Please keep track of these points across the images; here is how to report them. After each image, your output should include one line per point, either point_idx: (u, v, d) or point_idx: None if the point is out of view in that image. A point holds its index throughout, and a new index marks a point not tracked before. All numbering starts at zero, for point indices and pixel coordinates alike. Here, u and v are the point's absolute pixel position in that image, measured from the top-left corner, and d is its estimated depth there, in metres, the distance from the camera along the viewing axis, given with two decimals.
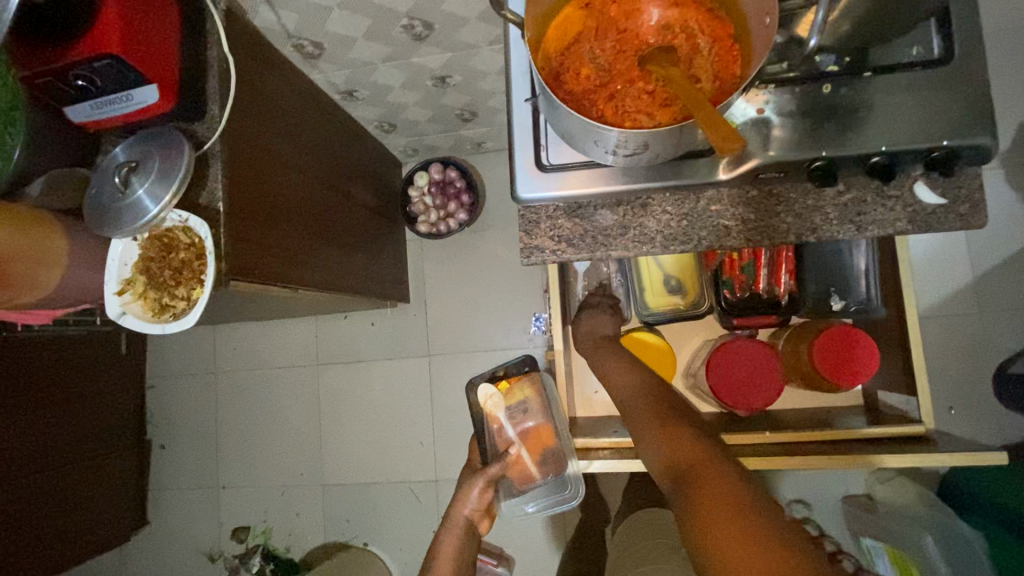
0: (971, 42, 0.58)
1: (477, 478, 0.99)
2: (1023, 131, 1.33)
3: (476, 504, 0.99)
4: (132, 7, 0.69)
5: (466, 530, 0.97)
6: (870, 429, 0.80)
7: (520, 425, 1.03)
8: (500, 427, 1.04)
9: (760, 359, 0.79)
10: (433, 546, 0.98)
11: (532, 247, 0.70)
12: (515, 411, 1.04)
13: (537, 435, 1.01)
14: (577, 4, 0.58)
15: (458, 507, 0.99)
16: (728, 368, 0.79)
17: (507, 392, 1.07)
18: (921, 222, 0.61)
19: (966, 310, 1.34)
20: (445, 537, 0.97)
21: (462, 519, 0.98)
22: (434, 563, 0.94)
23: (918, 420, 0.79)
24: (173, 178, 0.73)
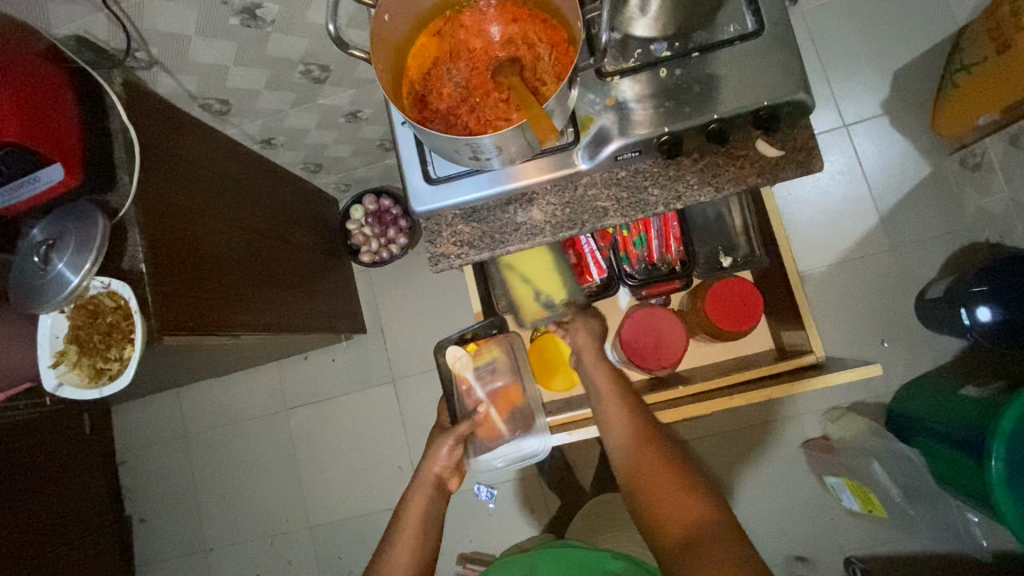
0: (777, 12, 0.66)
1: (445, 436, 0.93)
2: (898, 79, 1.45)
3: (447, 459, 0.93)
4: (26, 96, 0.73)
5: (434, 490, 0.92)
6: (768, 366, 0.91)
7: (488, 386, 1.00)
8: (468, 388, 0.99)
9: (660, 320, 0.91)
10: (399, 509, 0.91)
11: (439, 254, 0.75)
12: (483, 372, 1.00)
13: (505, 394, 0.99)
14: (429, 33, 0.64)
15: (426, 466, 0.93)
16: (632, 342, 0.92)
17: (474, 353, 1.01)
18: (768, 175, 0.69)
19: (879, 248, 1.44)
20: (414, 495, 0.91)
21: (432, 478, 0.92)
22: (401, 527, 0.87)
23: (810, 350, 0.89)
24: (92, 247, 0.77)
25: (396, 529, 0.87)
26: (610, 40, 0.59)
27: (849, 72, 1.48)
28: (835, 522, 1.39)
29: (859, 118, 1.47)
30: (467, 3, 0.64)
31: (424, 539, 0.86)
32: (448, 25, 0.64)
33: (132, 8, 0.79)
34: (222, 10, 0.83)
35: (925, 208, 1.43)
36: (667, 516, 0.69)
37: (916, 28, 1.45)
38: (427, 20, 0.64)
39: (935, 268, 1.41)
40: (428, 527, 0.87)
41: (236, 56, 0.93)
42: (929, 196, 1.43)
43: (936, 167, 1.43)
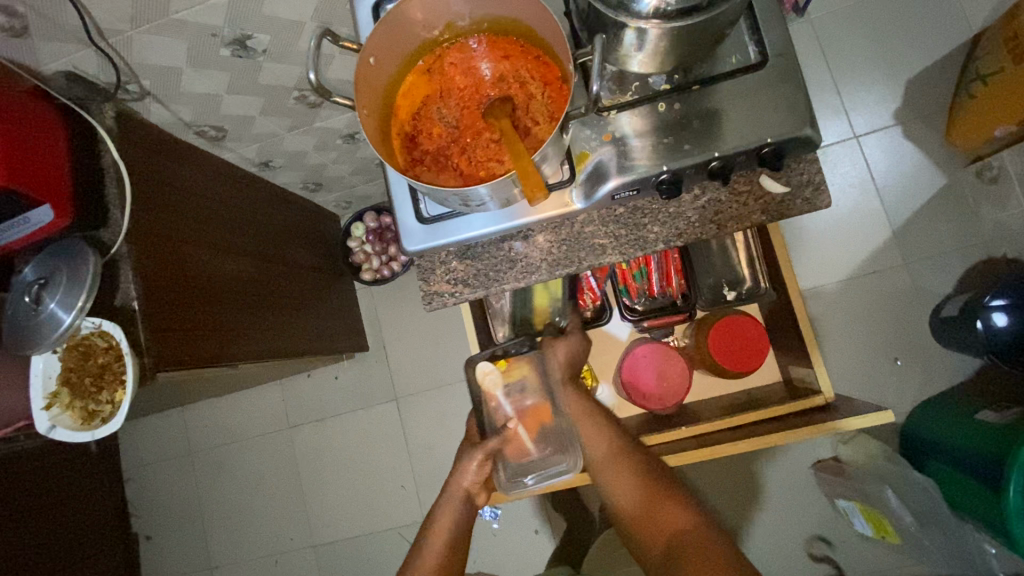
0: (783, 41, 0.63)
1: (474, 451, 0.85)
2: (910, 88, 1.41)
3: (476, 476, 0.85)
4: (16, 137, 0.72)
5: (463, 505, 0.86)
6: (773, 408, 0.88)
7: (519, 404, 0.87)
8: (496, 405, 0.87)
9: (663, 357, 0.91)
10: (426, 522, 0.86)
11: (433, 293, 0.73)
12: (513, 390, 0.88)
13: (536, 413, 0.87)
14: (418, 72, 0.62)
15: (454, 480, 0.86)
16: (633, 378, 0.91)
17: (505, 369, 0.88)
18: (773, 212, 0.66)
19: (891, 263, 1.40)
20: (441, 510, 0.85)
21: (460, 493, 0.85)
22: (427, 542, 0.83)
23: (819, 390, 0.86)
24: (82, 287, 0.76)
25: (421, 545, 0.83)
26: (599, 92, 0.55)
27: (859, 82, 1.44)
28: (847, 547, 1.36)
29: (870, 129, 1.43)
30: (456, 41, 0.62)
31: (450, 558, 0.82)
32: (437, 62, 0.62)
33: (121, 43, 0.77)
34: (213, 42, 0.81)
35: (939, 222, 1.38)
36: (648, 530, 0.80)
37: (928, 35, 1.40)
38: (415, 59, 0.62)
39: (951, 284, 1.36)
40: (455, 548, 0.83)
41: (229, 85, 0.92)
42: (945, 210, 1.38)
43: (951, 180, 1.38)
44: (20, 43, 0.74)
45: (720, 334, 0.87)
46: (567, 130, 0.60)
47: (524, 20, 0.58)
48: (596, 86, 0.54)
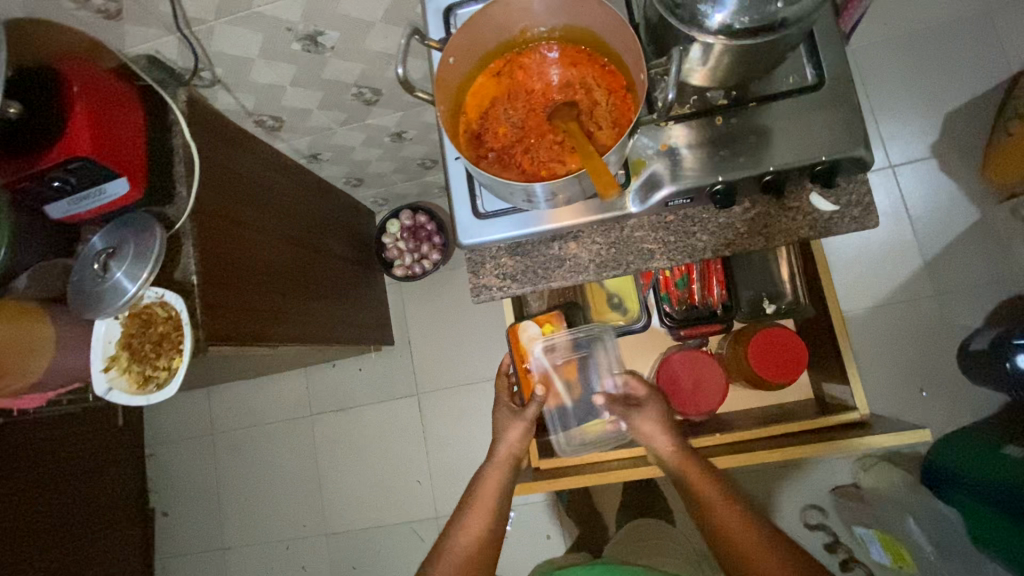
0: (840, 65, 0.65)
1: (517, 417, 0.93)
2: (948, 122, 1.42)
3: (521, 441, 0.92)
4: (103, 112, 0.76)
5: (510, 470, 0.90)
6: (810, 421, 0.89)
7: (552, 359, 0.98)
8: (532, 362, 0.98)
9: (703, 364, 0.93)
10: (472, 484, 0.89)
11: (481, 286, 0.76)
12: (548, 346, 0.98)
13: (568, 367, 0.98)
14: (488, 74, 0.66)
15: (498, 444, 0.92)
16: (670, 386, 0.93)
17: (542, 327, 0.99)
18: (822, 228, 0.68)
19: (921, 293, 1.40)
20: (490, 471, 0.89)
21: (507, 457, 0.91)
22: (474, 500, 0.86)
23: (855, 407, 0.87)
24: (148, 258, 0.80)
25: (468, 501, 0.87)
26: (673, 100, 0.57)
27: (896, 113, 1.45)
28: None
29: (905, 159, 1.44)
30: (527, 46, 0.65)
31: (497, 516, 0.85)
32: (507, 66, 0.65)
33: (202, 31, 0.82)
34: (286, 36, 0.86)
35: (971, 255, 1.39)
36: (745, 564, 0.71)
37: (968, 70, 1.42)
38: (487, 62, 0.65)
39: (981, 318, 1.36)
40: (500, 509, 0.86)
41: (294, 78, 0.96)
42: (977, 244, 1.38)
43: (985, 215, 1.39)
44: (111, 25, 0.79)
45: (763, 344, 0.85)
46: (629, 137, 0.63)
47: (595, 31, 0.62)
48: (670, 96, 0.57)
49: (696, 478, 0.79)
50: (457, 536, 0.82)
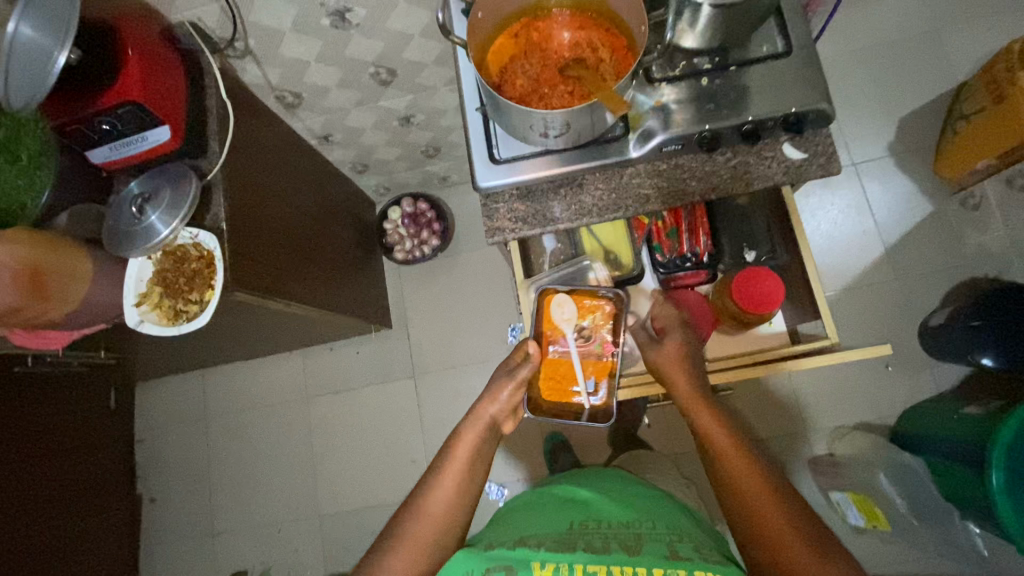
0: (806, 36, 0.77)
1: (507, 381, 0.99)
2: (903, 125, 1.58)
3: (504, 403, 0.97)
4: (151, 65, 0.83)
5: (488, 429, 0.94)
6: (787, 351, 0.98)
7: (581, 346, 1.03)
8: (557, 342, 1.04)
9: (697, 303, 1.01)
10: (449, 443, 0.91)
11: (495, 228, 0.84)
12: (581, 332, 1.03)
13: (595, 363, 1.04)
14: (507, 35, 0.76)
15: (485, 404, 0.96)
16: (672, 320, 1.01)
17: (581, 310, 1.03)
18: (793, 174, 0.79)
19: (883, 278, 1.53)
20: (466, 430, 0.92)
21: (486, 418, 0.95)
22: (451, 456, 0.88)
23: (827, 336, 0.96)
24: (184, 202, 0.86)
25: (444, 456, 0.89)
26: (672, 38, 0.71)
27: (857, 117, 1.61)
28: None
29: (866, 158, 1.59)
30: (541, 12, 0.76)
31: (470, 473, 0.86)
32: (524, 29, 0.76)
33: (243, 2, 0.90)
34: (318, 11, 0.95)
35: (927, 243, 1.52)
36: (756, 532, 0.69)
37: (918, 80, 1.59)
38: (506, 25, 0.76)
39: (938, 299, 1.49)
40: (473, 471, 0.87)
41: (319, 53, 1.05)
42: (932, 233, 1.53)
43: (938, 207, 1.53)
44: None
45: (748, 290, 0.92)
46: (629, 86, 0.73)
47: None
48: (670, 35, 0.71)
49: (710, 417, 0.83)
50: (429, 492, 0.84)
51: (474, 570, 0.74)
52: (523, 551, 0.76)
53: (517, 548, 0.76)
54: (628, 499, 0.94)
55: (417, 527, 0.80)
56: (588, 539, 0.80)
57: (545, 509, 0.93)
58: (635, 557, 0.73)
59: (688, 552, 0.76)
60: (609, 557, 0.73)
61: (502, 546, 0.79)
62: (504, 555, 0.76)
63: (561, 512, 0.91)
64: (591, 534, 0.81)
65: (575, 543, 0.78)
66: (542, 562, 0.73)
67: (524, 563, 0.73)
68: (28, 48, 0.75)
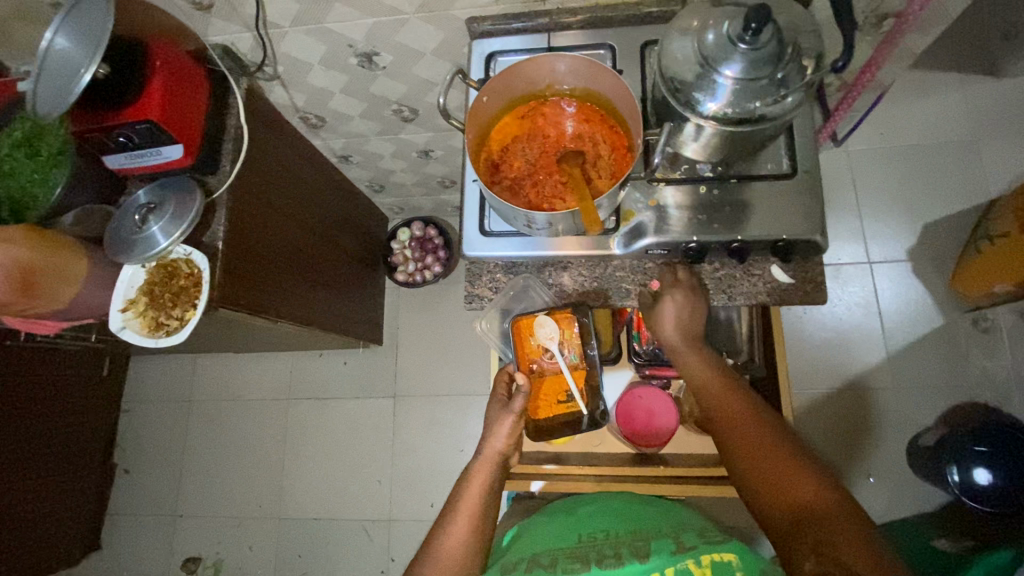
0: (812, 162, 0.76)
1: (507, 413, 0.90)
2: (925, 232, 1.54)
3: (509, 437, 0.88)
4: (176, 86, 0.86)
5: (498, 467, 0.86)
6: None
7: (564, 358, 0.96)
8: (539, 362, 0.97)
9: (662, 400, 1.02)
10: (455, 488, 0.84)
11: (475, 295, 0.85)
12: (565, 346, 0.96)
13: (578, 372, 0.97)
14: (513, 116, 0.77)
15: (490, 442, 0.88)
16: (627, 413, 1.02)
17: (562, 325, 0.94)
18: (778, 296, 0.78)
19: (880, 384, 1.49)
20: (476, 471, 0.85)
21: (494, 457, 0.86)
22: (463, 496, 0.82)
23: None
24: (183, 219, 0.88)
25: (455, 497, 0.82)
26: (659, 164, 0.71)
27: (881, 216, 1.58)
28: None
29: (883, 259, 1.56)
30: (550, 98, 0.76)
31: (484, 516, 0.80)
32: (531, 112, 0.76)
33: (275, 35, 0.93)
34: (346, 51, 0.97)
35: (931, 357, 1.48)
36: (770, 489, 0.64)
37: (949, 190, 1.55)
38: (514, 105, 0.77)
39: (933, 418, 1.44)
40: (486, 507, 0.81)
41: (344, 86, 1.08)
42: (937, 347, 1.48)
43: (949, 322, 1.49)
44: (200, 15, 0.90)
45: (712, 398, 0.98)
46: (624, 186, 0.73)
47: (610, 97, 0.73)
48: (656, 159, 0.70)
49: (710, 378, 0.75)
50: (443, 537, 0.77)
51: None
52: None
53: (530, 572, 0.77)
54: (624, 499, 0.94)
55: (432, 573, 0.74)
56: (597, 548, 0.81)
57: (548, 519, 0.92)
58: (647, 562, 0.75)
59: (698, 536, 0.80)
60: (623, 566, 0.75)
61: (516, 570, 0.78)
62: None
63: (565, 522, 0.91)
64: (600, 544, 0.82)
65: (588, 556, 0.79)
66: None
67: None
68: (58, 57, 0.79)
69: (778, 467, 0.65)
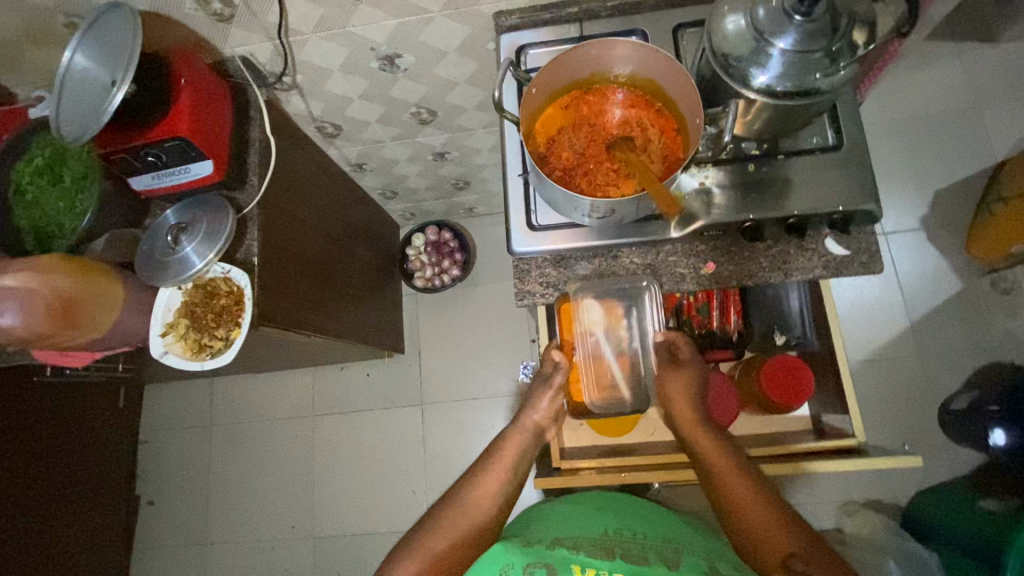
0: (856, 134, 0.76)
1: (547, 387, 0.92)
2: (937, 199, 1.56)
3: (548, 411, 0.92)
4: (203, 101, 0.84)
5: (533, 437, 0.91)
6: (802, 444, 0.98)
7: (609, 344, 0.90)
8: (581, 346, 0.90)
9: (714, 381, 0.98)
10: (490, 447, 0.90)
11: (525, 291, 0.84)
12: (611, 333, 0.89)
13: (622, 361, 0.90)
14: (557, 106, 0.76)
15: (528, 413, 0.92)
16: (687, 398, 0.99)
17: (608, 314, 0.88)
18: (834, 268, 0.78)
19: (906, 353, 1.51)
20: (512, 440, 0.90)
21: (530, 426, 0.91)
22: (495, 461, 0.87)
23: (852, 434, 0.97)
24: (219, 237, 0.86)
25: (488, 459, 0.88)
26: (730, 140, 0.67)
27: (892, 187, 1.59)
28: None
29: (898, 229, 1.57)
30: (592, 86, 0.76)
31: (512, 481, 0.86)
32: (575, 102, 0.76)
33: (297, 42, 0.91)
34: (368, 55, 0.95)
35: (953, 322, 1.50)
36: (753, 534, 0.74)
37: (956, 156, 1.57)
38: (558, 95, 0.76)
39: (960, 381, 1.46)
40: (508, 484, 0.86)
41: (363, 92, 1.06)
42: (958, 311, 1.50)
43: (967, 286, 1.51)
44: (219, 27, 0.87)
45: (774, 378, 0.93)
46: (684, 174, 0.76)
47: (657, 80, 0.72)
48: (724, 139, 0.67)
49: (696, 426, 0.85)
50: (476, 484, 0.84)
51: (514, 563, 0.83)
52: (565, 559, 0.83)
53: (555, 548, 0.86)
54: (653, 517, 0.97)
55: (456, 519, 0.81)
56: (625, 547, 0.88)
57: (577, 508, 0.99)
58: (672, 572, 0.81)
59: (728, 569, 0.83)
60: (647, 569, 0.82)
61: (542, 543, 0.88)
62: (546, 553, 0.85)
63: (597, 517, 0.96)
64: (628, 545, 0.88)
65: (612, 549, 0.86)
66: (581, 564, 0.82)
67: (564, 564, 0.82)
68: (80, 77, 0.77)
69: (759, 514, 0.75)
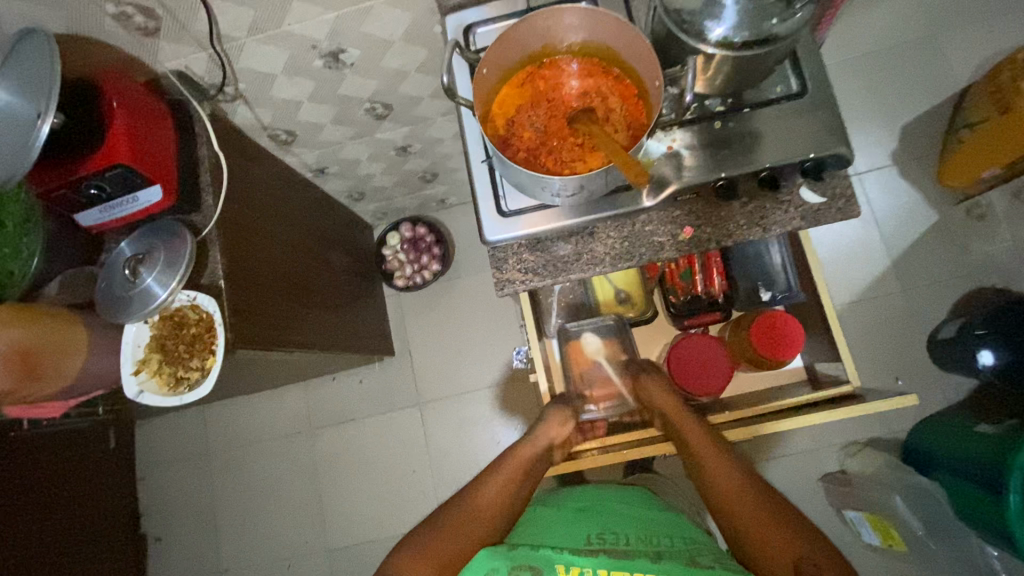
0: (819, 77, 0.75)
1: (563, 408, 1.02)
2: (905, 133, 1.56)
3: (559, 430, 0.99)
4: (139, 123, 0.80)
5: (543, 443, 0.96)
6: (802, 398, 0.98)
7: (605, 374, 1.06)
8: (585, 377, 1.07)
9: (708, 349, 0.97)
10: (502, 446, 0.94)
11: (505, 280, 0.81)
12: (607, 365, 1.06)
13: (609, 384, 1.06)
14: (511, 85, 0.73)
15: (542, 431, 0.99)
16: (678, 367, 0.98)
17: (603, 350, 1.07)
18: (811, 218, 0.77)
19: (890, 290, 1.52)
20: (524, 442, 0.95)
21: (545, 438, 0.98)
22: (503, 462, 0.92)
23: (848, 380, 0.97)
24: (180, 265, 0.82)
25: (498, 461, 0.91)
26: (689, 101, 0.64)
27: (859, 126, 1.59)
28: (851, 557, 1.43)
29: (870, 168, 1.57)
30: (546, 60, 0.73)
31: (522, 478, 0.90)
32: (530, 78, 0.73)
33: (233, 49, 0.86)
34: (311, 54, 0.91)
35: (934, 253, 1.51)
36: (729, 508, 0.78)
37: (920, 87, 1.57)
38: (511, 74, 0.73)
39: (945, 310, 1.48)
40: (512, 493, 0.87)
41: (312, 93, 1.02)
42: (937, 242, 1.51)
43: (943, 216, 1.52)
44: (147, 42, 0.82)
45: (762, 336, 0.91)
46: (654, 136, 0.74)
47: (610, 45, 0.69)
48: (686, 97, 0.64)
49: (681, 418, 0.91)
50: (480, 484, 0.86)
51: (498, 568, 0.74)
52: (547, 555, 0.75)
53: (538, 547, 0.77)
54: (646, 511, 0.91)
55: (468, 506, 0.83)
56: (611, 545, 0.79)
57: (565, 507, 0.93)
58: (656, 563, 0.73)
59: (708, 561, 0.74)
60: (634, 562, 0.74)
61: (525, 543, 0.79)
62: (526, 550, 0.76)
63: (582, 513, 0.90)
64: (615, 539, 0.81)
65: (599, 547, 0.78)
66: (567, 565, 0.74)
67: (547, 564, 0.74)
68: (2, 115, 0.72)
69: (734, 486, 0.80)
